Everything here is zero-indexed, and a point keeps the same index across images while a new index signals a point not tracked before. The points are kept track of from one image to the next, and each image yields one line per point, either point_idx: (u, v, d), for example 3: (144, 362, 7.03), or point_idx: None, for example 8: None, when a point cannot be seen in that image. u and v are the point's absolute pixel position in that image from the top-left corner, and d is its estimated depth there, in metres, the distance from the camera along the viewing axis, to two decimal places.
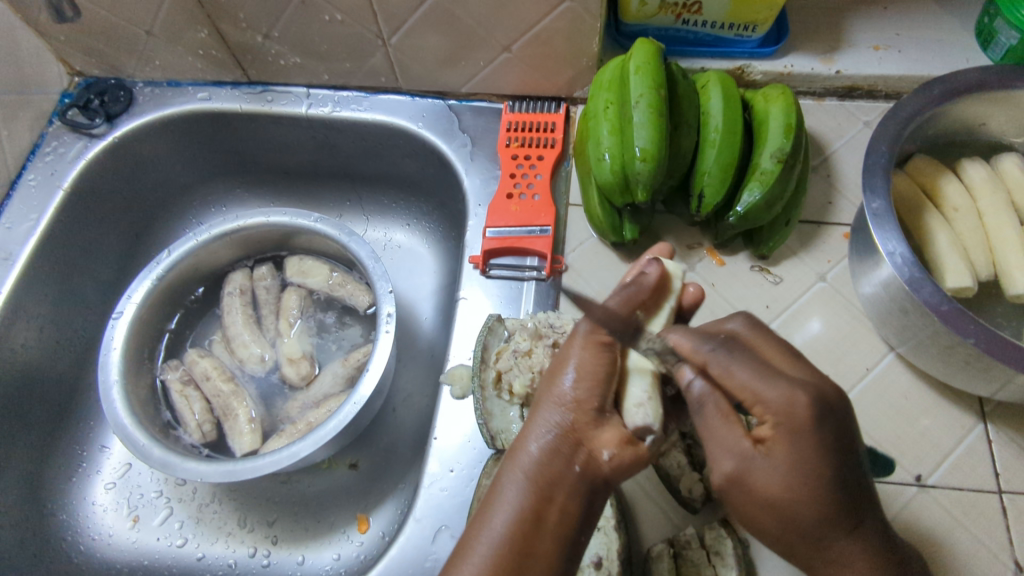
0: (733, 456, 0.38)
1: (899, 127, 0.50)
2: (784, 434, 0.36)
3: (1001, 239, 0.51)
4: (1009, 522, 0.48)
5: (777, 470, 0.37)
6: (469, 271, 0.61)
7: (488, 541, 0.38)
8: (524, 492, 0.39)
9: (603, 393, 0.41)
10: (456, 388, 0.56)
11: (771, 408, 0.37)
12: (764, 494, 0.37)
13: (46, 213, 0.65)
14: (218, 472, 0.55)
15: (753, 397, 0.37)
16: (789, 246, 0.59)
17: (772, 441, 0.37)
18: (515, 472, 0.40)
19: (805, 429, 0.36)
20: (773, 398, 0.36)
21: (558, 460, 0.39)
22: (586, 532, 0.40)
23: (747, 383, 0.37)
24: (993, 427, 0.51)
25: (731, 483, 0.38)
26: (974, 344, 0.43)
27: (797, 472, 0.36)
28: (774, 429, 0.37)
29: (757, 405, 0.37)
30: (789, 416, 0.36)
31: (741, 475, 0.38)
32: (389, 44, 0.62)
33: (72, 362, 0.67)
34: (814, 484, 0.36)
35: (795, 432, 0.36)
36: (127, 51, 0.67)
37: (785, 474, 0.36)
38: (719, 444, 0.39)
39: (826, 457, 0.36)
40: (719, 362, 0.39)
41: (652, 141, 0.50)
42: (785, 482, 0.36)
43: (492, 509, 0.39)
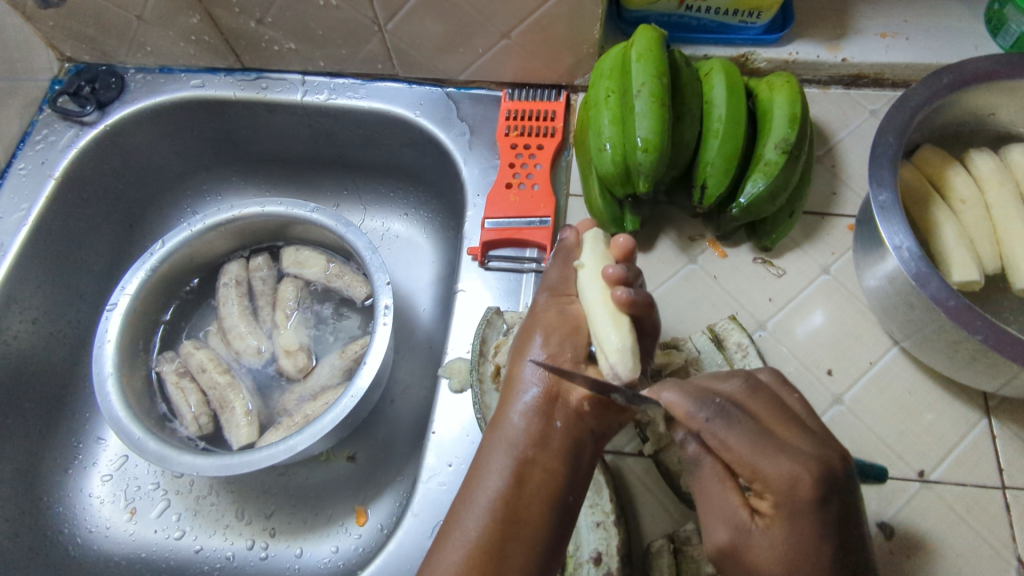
0: (725, 531, 0.36)
1: (907, 116, 0.49)
2: (778, 525, 0.35)
3: (1009, 232, 0.50)
4: (1012, 519, 0.48)
5: (772, 548, 0.35)
6: (467, 263, 0.60)
7: (477, 511, 0.39)
8: (507, 459, 0.41)
9: (574, 346, 0.43)
10: (454, 381, 0.55)
11: (767, 481, 0.34)
12: (750, 573, 0.36)
13: (37, 203, 0.64)
14: (214, 466, 0.55)
15: (755, 476, 0.35)
16: (792, 238, 0.58)
17: (772, 529, 0.35)
18: (500, 442, 0.42)
19: (799, 518, 0.34)
20: (773, 475, 0.34)
21: (538, 420, 0.42)
22: (574, 490, 0.41)
23: (746, 463, 0.35)
24: (997, 422, 0.51)
25: (723, 554, 0.37)
26: (981, 341, 0.42)
27: (795, 556, 0.34)
28: (773, 527, 0.35)
29: (758, 483, 0.35)
30: (790, 496, 0.34)
31: (733, 548, 0.36)
32: (385, 30, 0.61)
33: (67, 354, 0.67)
34: (813, 573, 0.34)
35: (793, 512, 0.34)
36: (118, 36, 0.66)
37: (778, 556, 0.35)
38: (712, 515, 0.37)
39: (822, 545, 0.34)
40: (716, 430, 0.35)
41: (654, 131, 0.49)
42: (777, 557, 0.35)
43: (478, 478, 0.41)
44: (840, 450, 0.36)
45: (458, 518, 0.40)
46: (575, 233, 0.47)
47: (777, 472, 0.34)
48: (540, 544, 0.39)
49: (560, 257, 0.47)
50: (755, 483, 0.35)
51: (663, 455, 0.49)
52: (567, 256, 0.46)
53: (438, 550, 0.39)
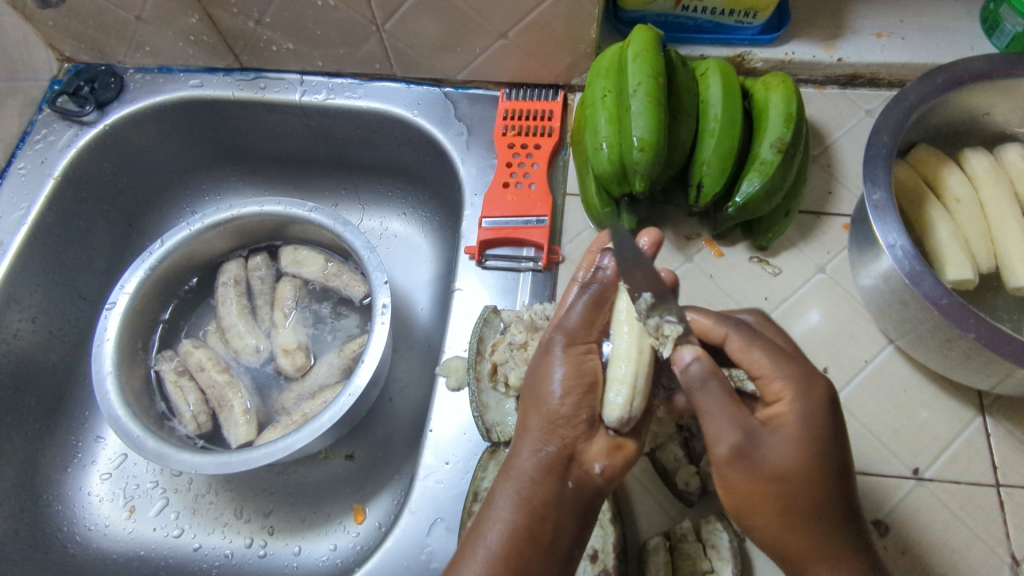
0: (737, 428, 0.38)
1: (902, 116, 0.50)
2: (791, 414, 0.39)
3: (1003, 231, 0.51)
4: (1006, 516, 0.48)
5: (790, 442, 0.38)
6: (464, 262, 0.60)
7: (480, 560, 0.38)
8: (515, 513, 0.39)
9: (590, 406, 0.40)
10: (451, 379, 0.55)
11: (778, 388, 0.40)
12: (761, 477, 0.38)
13: (36, 203, 0.64)
14: (213, 464, 0.55)
15: (769, 376, 0.40)
16: (788, 238, 0.59)
17: (786, 415, 0.39)
18: (507, 492, 0.39)
19: (817, 408, 0.39)
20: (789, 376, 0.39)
21: (552, 479, 0.39)
22: (580, 544, 0.40)
23: (765, 363, 0.40)
24: (992, 420, 0.51)
25: (736, 457, 0.38)
26: (974, 339, 0.42)
27: (811, 440, 0.38)
28: (784, 407, 0.39)
29: (775, 380, 0.40)
30: (806, 393, 0.39)
31: (748, 451, 0.38)
32: (383, 30, 0.61)
33: (66, 353, 0.67)
34: (819, 468, 0.38)
35: (807, 411, 0.39)
36: (118, 37, 0.66)
37: (795, 452, 0.38)
38: (721, 420, 0.38)
39: (829, 442, 0.38)
40: (736, 338, 0.42)
41: (650, 131, 0.50)
42: (795, 449, 0.38)
43: (481, 528, 0.39)
44: None
45: (461, 565, 0.38)
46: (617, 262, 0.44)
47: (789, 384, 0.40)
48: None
49: (594, 294, 0.43)
50: (767, 380, 0.40)
51: (659, 453, 0.49)
52: (603, 290, 0.44)
53: None
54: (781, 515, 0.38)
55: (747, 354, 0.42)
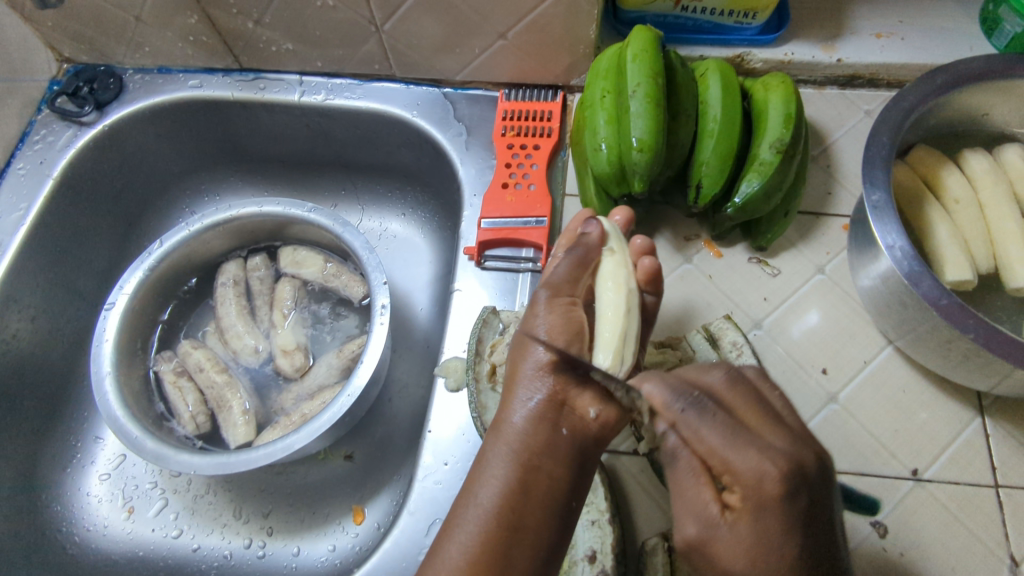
0: (694, 517, 0.36)
1: (901, 117, 0.49)
2: (745, 513, 0.34)
3: (1002, 232, 0.51)
4: (1005, 517, 0.48)
5: (741, 542, 0.34)
6: (463, 262, 0.60)
7: (477, 515, 0.38)
8: (509, 465, 0.39)
9: (576, 350, 0.42)
10: (450, 380, 0.55)
11: (735, 477, 0.35)
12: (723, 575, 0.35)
13: (35, 203, 0.64)
14: (211, 464, 0.55)
15: (723, 464, 0.35)
16: (787, 238, 0.59)
17: (739, 512, 0.35)
18: (502, 445, 0.40)
19: (772, 508, 0.34)
20: (743, 470, 0.34)
21: (544, 426, 0.40)
22: (577, 496, 0.40)
23: (716, 450, 0.35)
24: (990, 421, 0.51)
25: (693, 548, 0.36)
26: (973, 340, 0.42)
27: (761, 546, 0.34)
28: (737, 506, 0.35)
29: (728, 471, 0.35)
30: (756, 490, 0.34)
31: (701, 543, 0.36)
32: (382, 30, 0.61)
33: (65, 353, 0.67)
34: (779, 574, 0.34)
35: (761, 510, 0.34)
36: (117, 37, 0.66)
37: (743, 557, 0.34)
38: (685, 505, 0.37)
39: (789, 540, 0.34)
40: (688, 422, 0.36)
41: (649, 131, 0.50)
42: (746, 554, 0.34)
43: (478, 482, 0.39)
44: (817, 451, 0.36)
45: (457, 523, 0.38)
46: (599, 228, 0.48)
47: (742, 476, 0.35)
48: (543, 548, 0.38)
49: (577, 256, 0.47)
50: (725, 469, 0.35)
51: (659, 453, 0.49)
52: (586, 250, 0.47)
53: (437, 550, 0.38)
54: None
55: (697, 438, 0.36)
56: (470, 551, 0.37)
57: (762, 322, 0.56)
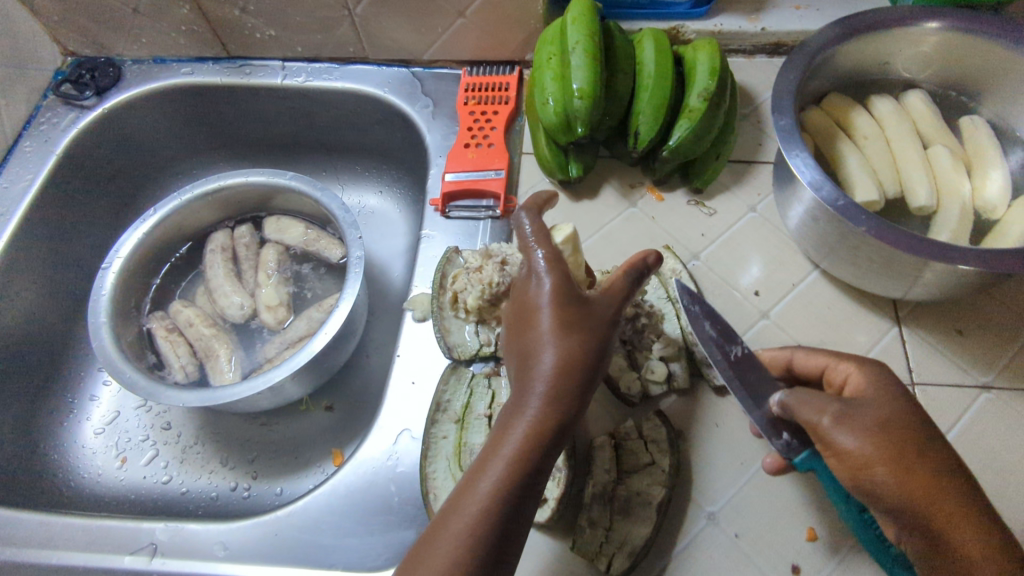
0: (832, 401, 0.40)
1: (806, 60, 0.56)
2: (866, 382, 0.42)
3: (906, 161, 0.57)
4: (920, 409, 0.53)
5: (877, 397, 0.40)
6: (431, 214, 0.66)
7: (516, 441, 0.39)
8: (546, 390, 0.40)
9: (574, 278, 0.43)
10: (417, 311, 0.59)
11: (844, 369, 0.44)
12: (871, 433, 0.38)
13: (41, 174, 0.70)
14: (199, 398, 0.60)
15: (834, 368, 0.45)
16: (723, 183, 0.65)
17: (864, 389, 0.42)
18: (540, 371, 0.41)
19: (884, 379, 0.42)
20: (843, 362, 0.45)
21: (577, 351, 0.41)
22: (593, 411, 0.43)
23: (826, 362, 0.46)
24: (906, 329, 0.56)
25: (840, 424, 0.39)
26: (867, 232, 0.48)
27: (888, 393, 0.41)
28: (858, 381, 0.42)
29: (839, 368, 0.45)
30: (864, 365, 0.43)
31: (845, 412, 0.39)
32: (355, 14, 0.69)
33: (65, 316, 0.72)
34: (908, 414, 0.39)
35: (877, 373, 0.42)
36: (116, 29, 0.73)
37: (882, 401, 0.40)
38: (812, 403, 0.40)
39: (908, 398, 0.41)
40: (800, 354, 0.48)
41: (588, 81, 0.57)
42: (886, 402, 0.40)
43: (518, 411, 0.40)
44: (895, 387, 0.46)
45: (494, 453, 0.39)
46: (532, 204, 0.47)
47: (847, 368, 0.44)
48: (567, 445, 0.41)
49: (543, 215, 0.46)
50: (834, 368, 0.45)
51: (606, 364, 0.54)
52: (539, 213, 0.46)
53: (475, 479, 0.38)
54: (910, 478, 0.37)
55: (811, 359, 0.47)
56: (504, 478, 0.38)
57: (700, 254, 0.62)
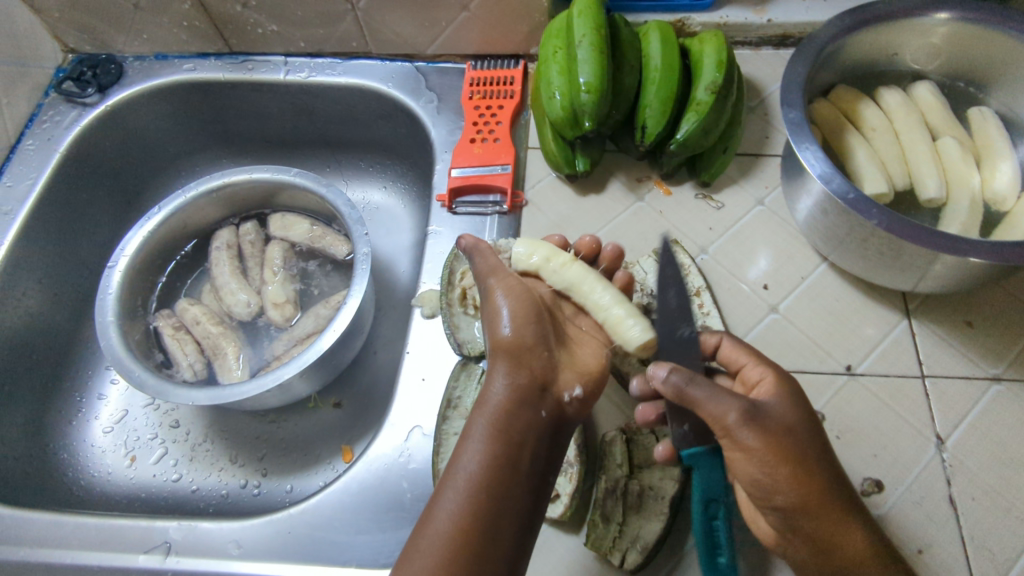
0: (740, 400, 0.41)
1: (815, 51, 0.56)
2: (774, 388, 0.44)
3: (915, 153, 0.57)
4: (930, 401, 0.53)
5: (784, 405, 0.43)
6: (437, 210, 0.66)
7: (469, 473, 0.42)
8: (497, 432, 0.43)
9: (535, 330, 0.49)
10: (425, 308, 0.59)
11: (759, 372, 0.46)
12: (772, 436, 0.40)
13: (44, 173, 0.70)
14: (209, 396, 0.60)
15: (750, 368, 0.47)
16: (730, 176, 0.65)
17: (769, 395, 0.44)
18: (488, 413, 0.45)
19: (792, 387, 0.44)
20: (757, 366, 0.46)
21: (524, 403, 0.45)
22: (553, 467, 0.45)
23: (746, 360, 0.47)
24: (916, 322, 0.57)
25: (743, 421, 0.40)
26: (878, 226, 0.48)
27: (793, 402, 0.43)
28: (768, 386, 0.44)
29: (754, 369, 0.46)
30: (776, 372, 0.45)
31: (750, 410, 0.41)
32: (358, 8, 0.68)
33: (71, 315, 0.72)
34: (808, 423, 0.42)
35: (786, 380, 0.45)
36: (117, 26, 0.72)
37: (786, 410, 0.42)
38: (719, 397, 0.41)
39: (807, 407, 0.43)
40: (727, 343, 0.49)
41: (595, 75, 0.56)
42: (788, 410, 0.42)
43: (466, 447, 0.43)
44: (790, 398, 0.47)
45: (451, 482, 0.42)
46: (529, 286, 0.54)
47: (761, 371, 0.46)
48: (535, 482, 0.43)
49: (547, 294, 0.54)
50: (750, 368, 0.47)
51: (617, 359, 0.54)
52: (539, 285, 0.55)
53: (435, 503, 0.42)
54: (801, 479, 0.40)
55: (733, 352, 0.48)
56: (464, 510, 0.40)
57: (709, 248, 0.62)
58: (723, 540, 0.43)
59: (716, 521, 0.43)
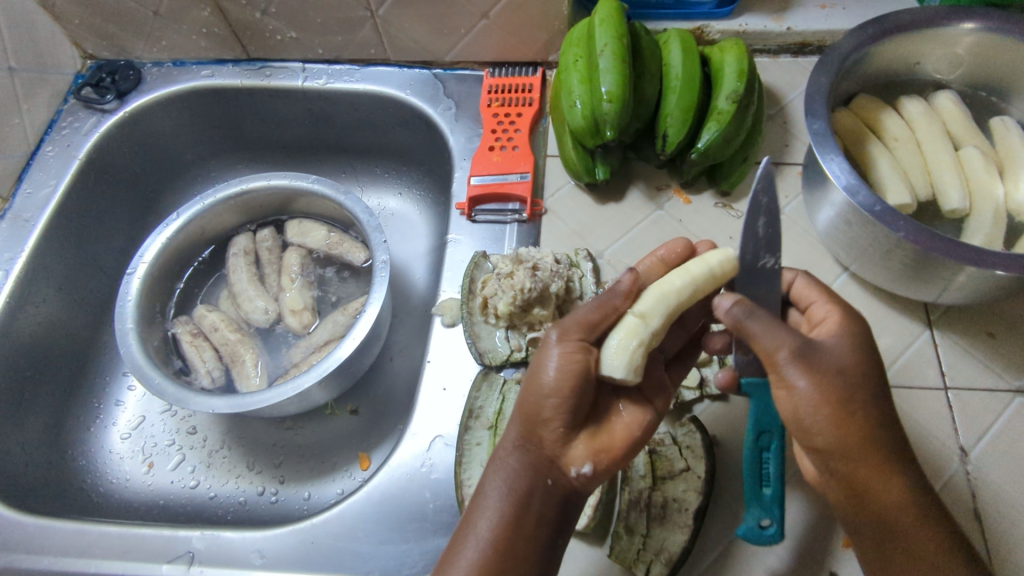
0: (795, 337, 0.40)
1: (838, 61, 0.56)
2: (838, 329, 0.43)
3: (937, 163, 0.57)
4: (954, 413, 0.53)
5: (841, 348, 0.41)
6: (456, 218, 0.66)
7: (476, 544, 0.42)
8: (504, 502, 0.43)
9: (575, 401, 0.44)
10: (446, 317, 0.59)
11: (825, 310, 0.45)
12: (823, 375, 0.39)
13: (63, 180, 0.70)
14: (229, 404, 0.60)
15: (819, 305, 0.46)
16: (750, 185, 0.65)
17: (833, 333, 0.42)
18: (498, 475, 0.44)
19: (859, 328, 0.43)
20: (828, 307, 0.45)
21: (531, 473, 0.44)
22: (561, 533, 0.44)
23: (817, 297, 0.46)
24: (938, 332, 0.56)
25: (796, 355, 0.40)
26: (904, 238, 0.48)
27: (854, 346, 0.41)
28: (834, 323, 0.43)
29: (821, 307, 0.45)
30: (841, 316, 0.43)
31: (804, 347, 0.40)
32: (377, 16, 0.68)
33: (89, 321, 0.72)
34: (867, 372, 0.41)
35: (852, 322, 0.43)
36: (136, 33, 0.73)
37: (845, 356, 0.41)
38: (777, 330, 0.40)
39: (869, 352, 0.42)
40: (802, 280, 0.48)
41: (617, 84, 0.56)
42: (847, 355, 0.41)
43: (477, 511, 0.43)
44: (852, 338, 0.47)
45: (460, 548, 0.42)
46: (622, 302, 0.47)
47: (829, 310, 0.45)
48: (541, 556, 0.42)
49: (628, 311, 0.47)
50: (817, 305, 0.46)
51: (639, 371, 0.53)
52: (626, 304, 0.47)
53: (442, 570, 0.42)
54: (847, 425, 0.39)
55: (805, 291, 0.47)
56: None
57: None
58: (771, 474, 0.44)
59: (766, 453, 0.44)
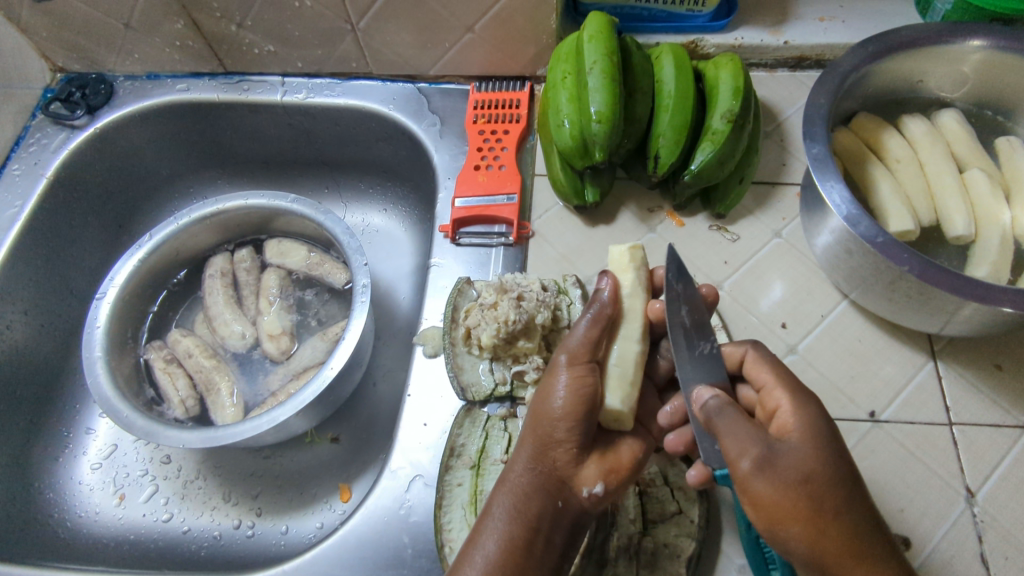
0: (755, 444, 0.38)
1: (838, 80, 0.53)
2: (796, 423, 0.40)
3: (941, 187, 0.54)
4: (959, 452, 0.50)
5: (800, 451, 0.38)
6: (440, 241, 0.63)
7: (483, 560, 0.41)
8: (512, 521, 0.42)
9: (585, 428, 0.44)
10: (428, 347, 0.57)
11: (777, 399, 0.42)
12: (784, 489, 0.37)
13: (29, 201, 0.67)
14: (200, 439, 0.57)
15: (771, 392, 0.43)
16: (745, 207, 0.62)
17: (794, 428, 0.40)
18: (505, 493, 0.43)
19: (816, 417, 0.40)
20: (780, 393, 0.42)
21: (543, 494, 0.43)
22: (567, 558, 0.43)
23: (769, 380, 0.43)
24: (942, 364, 0.54)
25: (760, 468, 0.37)
26: (909, 272, 0.45)
27: (813, 443, 0.38)
28: (790, 415, 0.40)
29: (775, 392, 0.42)
30: (798, 404, 0.41)
31: (766, 458, 0.37)
32: (357, 29, 0.65)
33: (58, 346, 0.69)
34: (834, 473, 0.38)
35: (810, 414, 0.40)
36: (107, 45, 0.70)
37: (804, 461, 0.38)
38: (740, 436, 0.38)
39: (833, 447, 0.39)
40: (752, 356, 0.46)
41: (607, 104, 0.53)
42: (807, 459, 0.38)
43: (482, 531, 0.42)
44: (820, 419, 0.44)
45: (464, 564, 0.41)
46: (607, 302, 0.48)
47: (780, 398, 0.42)
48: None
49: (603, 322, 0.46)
50: (769, 392, 0.43)
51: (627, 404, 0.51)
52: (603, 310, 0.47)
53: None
54: (820, 539, 0.36)
55: (755, 370, 0.45)
56: None
57: (724, 283, 0.59)
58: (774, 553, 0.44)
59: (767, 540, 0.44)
